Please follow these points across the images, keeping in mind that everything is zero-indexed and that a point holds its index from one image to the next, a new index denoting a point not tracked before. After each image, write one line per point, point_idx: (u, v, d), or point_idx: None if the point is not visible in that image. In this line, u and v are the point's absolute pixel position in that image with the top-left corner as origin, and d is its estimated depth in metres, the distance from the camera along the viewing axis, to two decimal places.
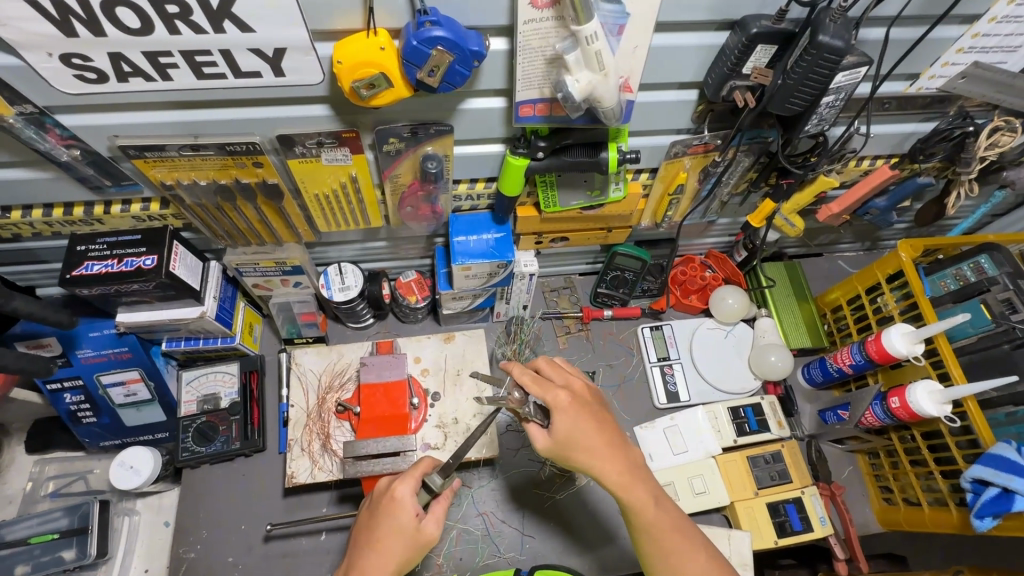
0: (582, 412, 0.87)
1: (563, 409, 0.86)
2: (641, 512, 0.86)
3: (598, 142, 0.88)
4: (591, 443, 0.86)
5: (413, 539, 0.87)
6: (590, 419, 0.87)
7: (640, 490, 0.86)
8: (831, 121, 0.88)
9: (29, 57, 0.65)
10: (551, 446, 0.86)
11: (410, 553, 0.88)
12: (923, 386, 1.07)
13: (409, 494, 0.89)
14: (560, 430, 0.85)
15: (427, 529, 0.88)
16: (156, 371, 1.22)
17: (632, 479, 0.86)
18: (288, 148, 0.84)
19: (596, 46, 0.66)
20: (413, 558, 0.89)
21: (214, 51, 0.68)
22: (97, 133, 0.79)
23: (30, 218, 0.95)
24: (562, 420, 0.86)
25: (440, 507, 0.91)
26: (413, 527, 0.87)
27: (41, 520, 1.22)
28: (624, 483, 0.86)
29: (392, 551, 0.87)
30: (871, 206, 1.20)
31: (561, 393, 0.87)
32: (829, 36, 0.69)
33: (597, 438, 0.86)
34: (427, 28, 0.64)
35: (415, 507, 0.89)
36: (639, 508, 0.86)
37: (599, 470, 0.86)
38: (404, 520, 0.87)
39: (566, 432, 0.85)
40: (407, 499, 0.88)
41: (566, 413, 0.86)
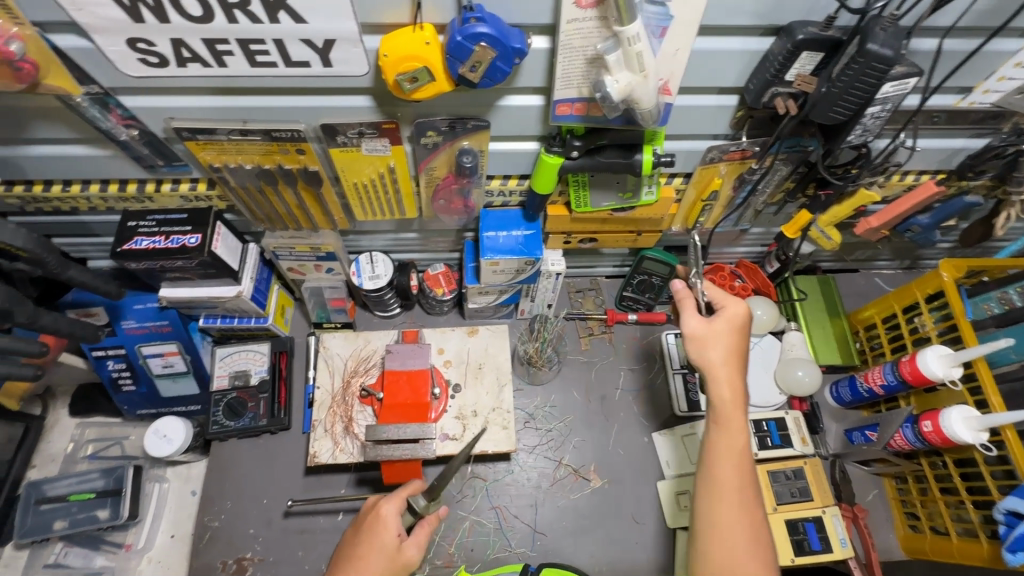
0: (734, 335, 0.91)
1: (730, 316, 0.92)
2: (717, 457, 0.86)
3: (632, 143, 0.88)
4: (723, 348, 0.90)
5: (393, 560, 0.89)
6: (736, 336, 0.91)
7: (728, 435, 0.87)
8: (875, 133, 0.86)
9: (99, 40, 0.70)
10: (688, 333, 0.92)
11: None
12: (958, 411, 1.03)
13: (394, 513, 0.92)
14: (716, 325, 0.91)
15: (407, 551, 0.90)
16: (193, 345, 1.27)
17: (733, 417, 0.88)
18: (330, 137, 0.87)
19: (637, 47, 0.67)
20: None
21: (267, 40, 0.71)
22: (154, 116, 0.84)
23: (87, 192, 1.01)
24: (722, 321, 0.92)
25: (422, 531, 0.93)
26: (394, 547, 0.90)
27: (80, 479, 1.30)
28: (722, 419, 0.88)
29: (371, 570, 0.88)
30: (913, 223, 1.17)
31: (741, 307, 0.92)
32: (878, 44, 0.67)
33: (726, 355, 0.90)
34: (472, 24, 0.66)
35: (398, 528, 0.91)
36: (721, 447, 0.87)
37: (716, 383, 0.89)
38: (386, 539, 0.90)
39: (716, 331, 0.91)
40: (391, 519, 0.91)
41: (733, 320, 0.92)
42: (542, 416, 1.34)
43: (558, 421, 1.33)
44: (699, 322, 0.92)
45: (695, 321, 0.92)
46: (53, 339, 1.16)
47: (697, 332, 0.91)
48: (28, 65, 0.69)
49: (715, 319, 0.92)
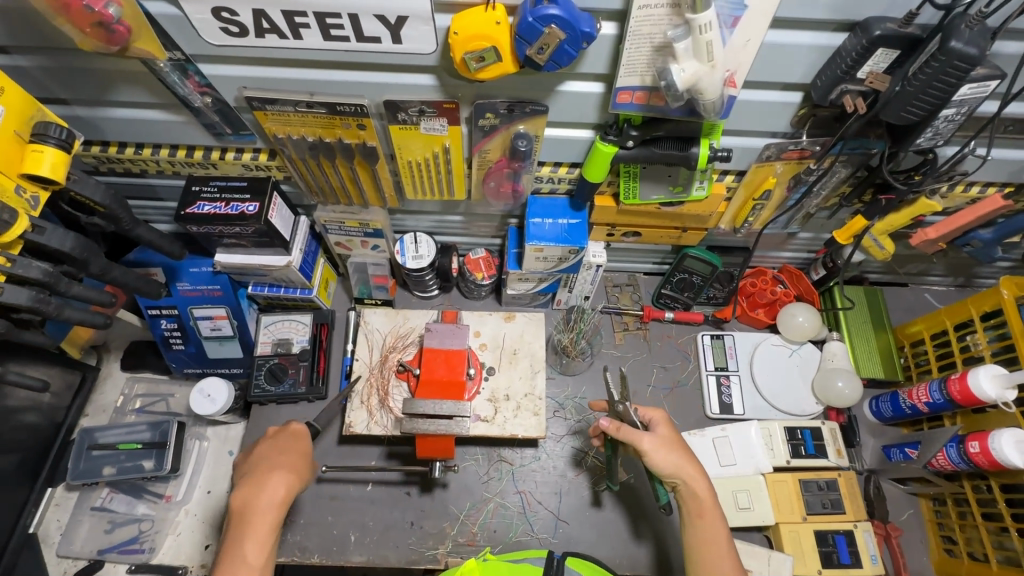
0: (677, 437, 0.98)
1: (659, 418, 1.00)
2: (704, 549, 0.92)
3: (690, 136, 0.88)
4: (675, 459, 0.95)
5: (307, 455, 1.06)
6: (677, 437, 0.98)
7: (711, 524, 0.93)
8: (945, 138, 0.83)
9: (187, 8, 0.73)
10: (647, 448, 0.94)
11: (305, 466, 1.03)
12: (1009, 433, 0.99)
13: (301, 426, 1.09)
14: (661, 431, 0.97)
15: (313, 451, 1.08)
16: (240, 311, 1.32)
17: (709, 507, 0.94)
18: (391, 113, 0.90)
19: (708, 36, 0.67)
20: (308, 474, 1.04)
21: (343, 14, 0.73)
22: (229, 84, 0.87)
23: (157, 156, 1.06)
24: (664, 431, 0.98)
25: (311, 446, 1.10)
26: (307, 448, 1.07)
27: (129, 430, 1.37)
28: (702, 512, 0.94)
29: (300, 464, 1.02)
30: (973, 237, 1.12)
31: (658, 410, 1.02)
32: (962, 43, 0.65)
33: (683, 456, 0.96)
34: (544, 6, 0.67)
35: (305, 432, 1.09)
36: (702, 541, 0.93)
37: (689, 482, 0.95)
38: (301, 440, 1.06)
39: (665, 441, 0.95)
40: (300, 426, 1.08)
41: (666, 424, 0.99)
42: (572, 406, 1.34)
43: (588, 413, 1.34)
44: (651, 439, 0.94)
45: (649, 438, 0.94)
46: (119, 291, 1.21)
47: (654, 449, 0.94)
48: (121, 29, 0.73)
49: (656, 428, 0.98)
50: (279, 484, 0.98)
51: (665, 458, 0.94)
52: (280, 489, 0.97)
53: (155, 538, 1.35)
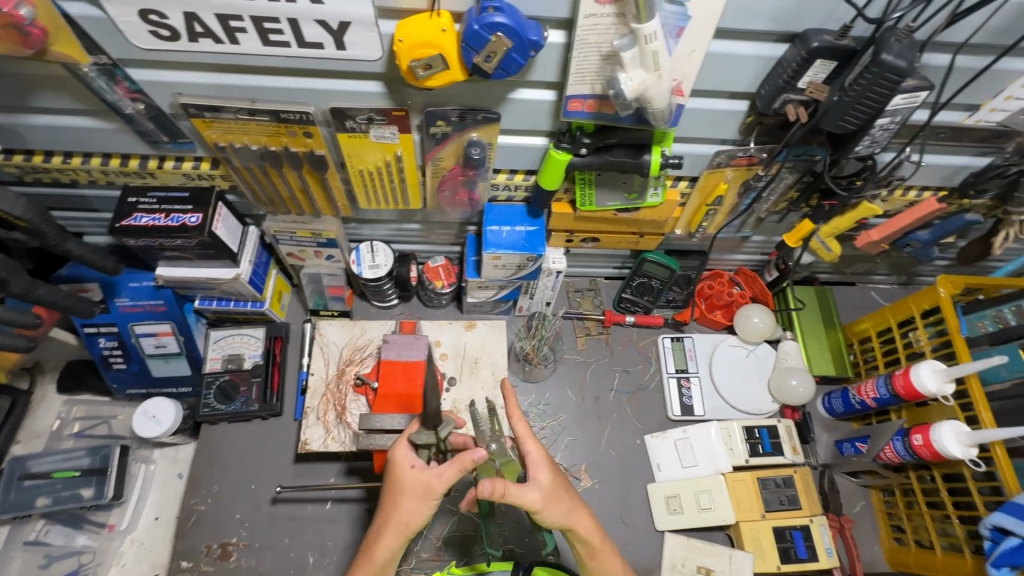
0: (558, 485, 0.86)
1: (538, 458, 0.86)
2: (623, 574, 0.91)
3: (642, 144, 0.88)
4: (563, 511, 0.84)
5: (419, 490, 0.83)
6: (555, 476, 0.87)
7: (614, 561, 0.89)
8: (882, 145, 0.86)
9: (110, 9, 0.69)
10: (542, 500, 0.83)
11: (415, 507, 0.82)
12: (949, 425, 1.04)
13: (405, 452, 0.86)
14: (541, 478, 0.84)
15: (428, 480, 0.82)
16: (187, 326, 1.26)
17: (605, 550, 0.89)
18: (339, 121, 0.87)
19: (654, 46, 0.67)
20: (422, 514, 0.82)
21: (281, 19, 0.70)
22: (161, 90, 0.82)
23: (88, 165, 0.99)
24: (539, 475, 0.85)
25: (454, 465, 0.82)
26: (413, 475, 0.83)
27: (65, 457, 1.28)
28: (596, 552, 0.88)
29: (402, 509, 0.83)
30: (912, 238, 1.18)
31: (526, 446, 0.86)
32: (892, 55, 0.68)
33: (568, 499, 0.86)
34: (490, 13, 0.66)
35: (415, 460, 0.85)
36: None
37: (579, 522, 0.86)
38: (403, 473, 0.84)
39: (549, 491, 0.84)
40: (402, 456, 0.85)
41: (547, 467, 0.86)
42: (535, 414, 1.34)
43: (551, 419, 1.33)
44: (539, 492, 0.83)
45: (535, 493, 0.82)
46: (44, 312, 1.10)
47: (544, 503, 0.83)
48: (37, 31, 0.67)
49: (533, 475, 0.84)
50: (385, 539, 0.83)
51: (554, 515, 0.83)
52: (389, 542, 0.83)
53: (97, 571, 1.27)
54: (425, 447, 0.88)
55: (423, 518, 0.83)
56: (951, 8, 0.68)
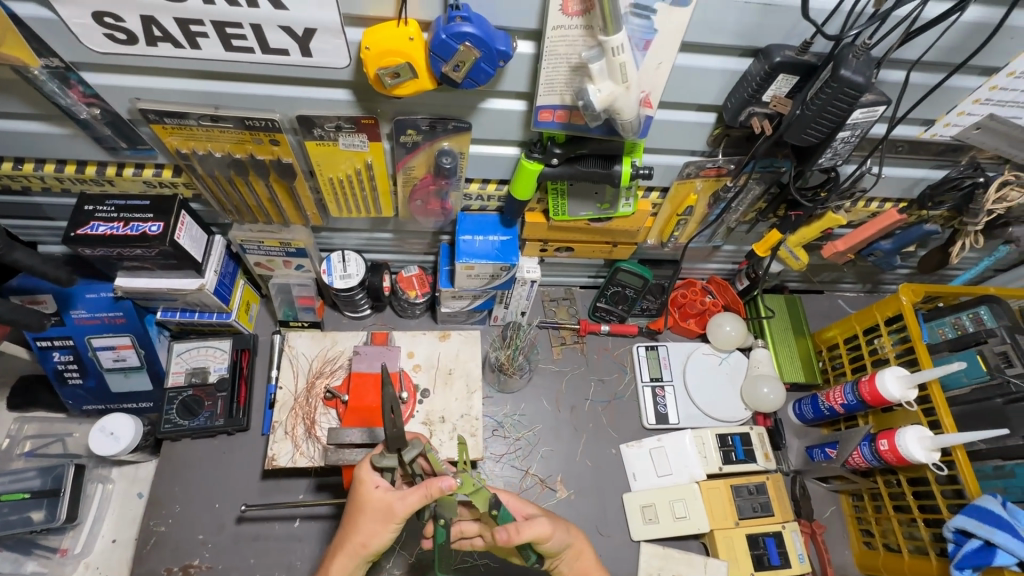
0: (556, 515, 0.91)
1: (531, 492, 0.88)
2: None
3: (612, 154, 0.89)
4: (564, 534, 0.88)
5: (380, 512, 0.83)
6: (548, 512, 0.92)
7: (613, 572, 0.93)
8: (844, 157, 0.88)
9: (63, 11, 0.66)
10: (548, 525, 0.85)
11: (374, 528, 0.84)
12: (913, 431, 1.06)
13: (372, 473, 0.87)
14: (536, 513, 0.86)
15: (391, 502, 0.83)
16: (148, 339, 1.21)
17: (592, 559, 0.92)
18: (306, 129, 0.85)
19: (621, 58, 0.68)
20: (380, 535, 0.84)
21: (245, 24, 0.69)
22: (119, 95, 0.79)
23: (41, 171, 0.95)
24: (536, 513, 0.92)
25: (416, 493, 0.81)
26: (373, 496, 0.84)
27: (14, 478, 1.21)
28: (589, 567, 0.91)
29: (362, 527, 0.84)
30: (875, 247, 1.21)
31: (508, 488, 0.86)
32: (850, 71, 0.70)
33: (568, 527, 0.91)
34: (457, 23, 0.65)
35: (381, 482, 0.86)
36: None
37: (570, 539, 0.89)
38: (366, 493, 0.85)
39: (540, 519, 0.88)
40: (367, 477, 0.86)
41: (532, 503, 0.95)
42: (510, 425, 1.32)
43: (527, 430, 1.32)
44: (544, 523, 0.84)
45: (543, 525, 0.83)
46: None
47: (552, 531, 0.85)
48: None
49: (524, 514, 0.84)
50: (343, 556, 0.85)
51: (559, 540, 0.86)
52: (345, 560, 0.85)
53: None
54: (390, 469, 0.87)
55: (383, 539, 0.84)
56: (905, 26, 0.70)
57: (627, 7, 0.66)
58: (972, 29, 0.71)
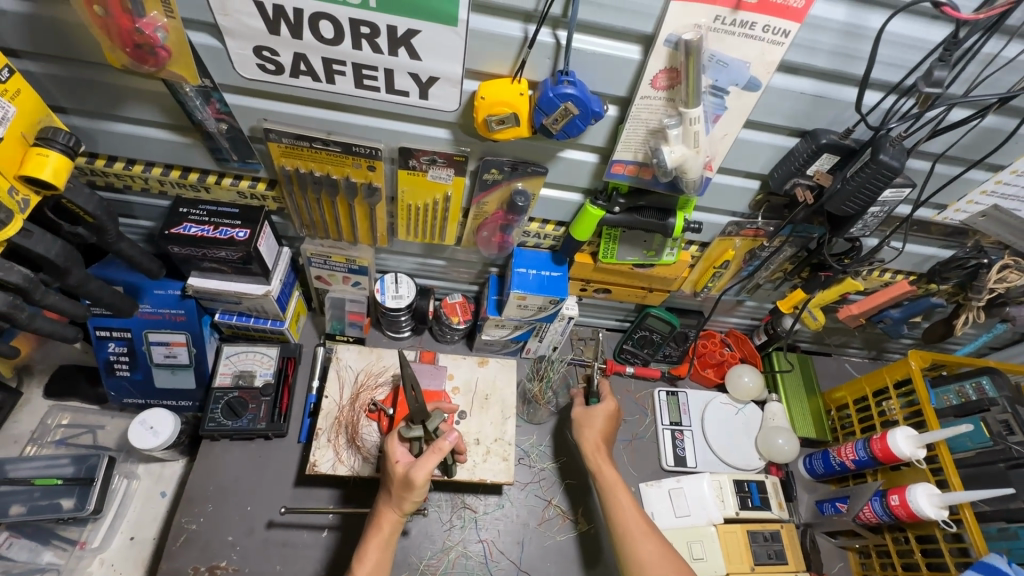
0: (596, 418, 1.26)
1: (605, 412, 1.27)
2: (613, 494, 1.13)
3: (668, 208, 1.01)
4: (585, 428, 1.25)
5: (404, 483, 0.95)
6: (608, 420, 1.26)
7: (608, 471, 1.17)
8: (871, 229, 1.01)
9: (230, 42, 0.77)
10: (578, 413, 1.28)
11: (404, 495, 0.97)
12: (923, 488, 1.13)
13: (398, 448, 1.00)
14: (591, 408, 1.28)
15: (409, 471, 0.95)
16: (201, 338, 1.26)
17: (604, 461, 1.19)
18: (403, 159, 0.96)
19: (696, 127, 0.80)
20: (412, 499, 0.96)
21: (379, 69, 0.81)
22: (249, 114, 0.90)
23: (148, 173, 1.04)
24: (597, 407, 1.28)
25: (429, 457, 0.95)
26: (400, 470, 0.97)
27: (48, 464, 1.23)
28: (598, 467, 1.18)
29: (395, 493, 0.97)
30: (886, 315, 1.32)
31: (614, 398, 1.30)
32: (888, 156, 0.82)
33: (597, 430, 1.24)
34: (564, 86, 0.77)
35: (403, 456, 0.99)
36: (609, 491, 1.14)
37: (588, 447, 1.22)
38: (394, 468, 0.97)
39: (593, 437, 1.23)
40: (394, 449, 1.00)
41: (603, 406, 1.28)
42: (536, 454, 1.37)
43: (551, 462, 1.36)
44: (581, 409, 1.29)
45: (579, 409, 1.29)
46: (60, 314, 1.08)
47: (579, 415, 1.28)
48: (163, 53, 0.76)
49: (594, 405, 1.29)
50: (388, 512, 0.99)
51: (582, 429, 1.25)
52: (391, 514, 0.98)
53: None
54: (417, 441, 1.00)
55: (414, 502, 0.97)
56: (933, 124, 0.83)
57: (706, 87, 0.79)
58: (987, 132, 0.85)
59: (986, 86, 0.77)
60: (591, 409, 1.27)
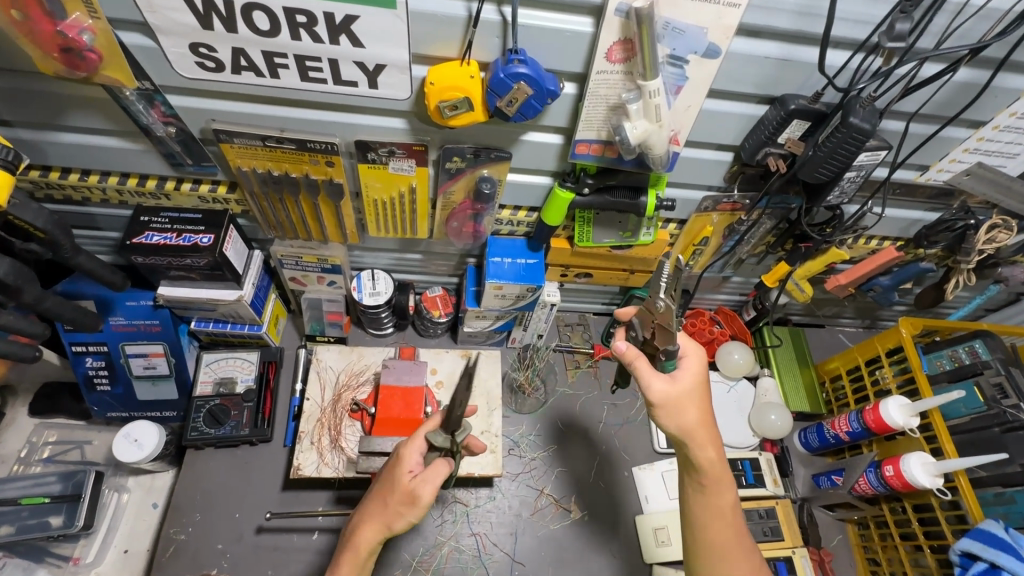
0: (692, 397, 0.85)
1: (697, 383, 0.86)
2: (719, 526, 0.84)
3: (639, 186, 0.97)
4: (676, 414, 0.85)
5: (405, 497, 0.84)
6: (702, 394, 0.87)
7: (726, 491, 0.85)
8: (850, 196, 0.97)
9: (163, 41, 0.74)
10: (661, 393, 0.85)
11: (400, 511, 0.84)
12: (917, 456, 1.11)
13: (414, 454, 0.87)
14: (681, 380, 0.85)
15: (416, 488, 0.83)
16: (180, 348, 1.25)
17: (725, 477, 0.85)
18: (361, 152, 0.93)
19: (656, 100, 0.76)
20: (404, 518, 0.84)
21: (323, 59, 0.77)
22: (195, 115, 0.87)
23: (105, 184, 1.02)
24: (687, 377, 0.86)
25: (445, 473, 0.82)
26: (405, 480, 0.84)
27: (36, 482, 1.22)
28: (711, 482, 0.84)
29: (390, 505, 0.84)
30: (875, 283, 1.28)
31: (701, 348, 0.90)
32: (858, 119, 0.79)
33: (696, 413, 0.85)
34: (515, 65, 0.74)
35: (415, 466, 0.86)
36: (715, 515, 0.84)
37: (699, 445, 0.84)
38: (400, 476, 0.85)
39: (698, 428, 0.84)
40: (409, 454, 0.87)
41: (695, 377, 0.86)
42: (525, 444, 1.35)
43: (542, 450, 1.35)
44: (662, 384, 0.85)
45: (659, 383, 0.85)
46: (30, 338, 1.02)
47: (662, 393, 0.85)
48: (93, 56, 0.74)
49: (678, 373, 0.86)
50: (368, 525, 0.86)
51: (670, 414, 0.85)
52: (371, 533, 0.85)
53: None
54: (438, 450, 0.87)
55: (404, 522, 0.84)
56: (904, 82, 0.80)
57: (664, 57, 0.75)
58: (961, 87, 0.81)
59: (956, 39, 0.73)
60: (677, 385, 0.85)
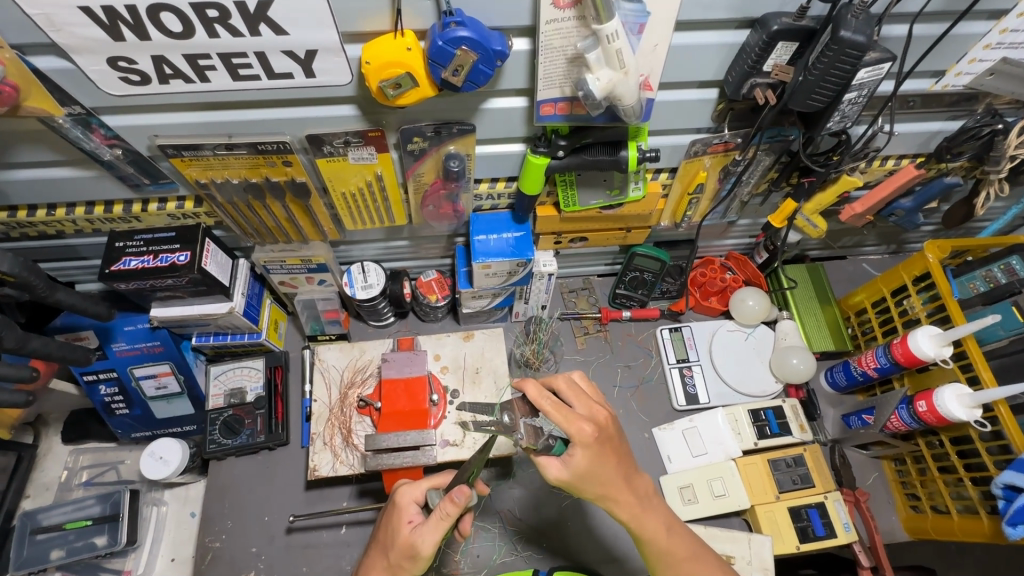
0: (603, 446, 0.82)
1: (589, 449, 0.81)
2: (672, 561, 0.90)
3: (618, 140, 0.89)
4: (596, 477, 0.82)
5: (406, 551, 0.85)
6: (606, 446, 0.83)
7: (653, 522, 0.88)
8: (853, 119, 0.87)
9: (80, 60, 0.70)
10: (566, 476, 0.81)
11: (403, 563, 0.86)
12: (950, 389, 1.04)
13: (410, 505, 0.89)
14: (576, 460, 0.81)
15: (414, 541, 0.84)
16: (186, 364, 1.26)
17: (649, 514, 0.88)
18: (316, 147, 0.88)
19: (616, 45, 0.68)
20: (408, 570, 0.86)
21: (249, 53, 0.71)
22: (138, 133, 0.84)
23: (72, 215, 0.99)
24: (580, 453, 0.81)
25: (436, 525, 0.83)
26: (405, 533, 0.86)
27: (76, 507, 1.27)
28: (644, 527, 0.88)
29: (394, 557, 0.87)
30: (896, 207, 1.17)
31: (586, 427, 0.80)
32: (850, 32, 0.70)
33: (610, 475, 0.83)
34: (453, 29, 0.66)
35: (415, 517, 0.88)
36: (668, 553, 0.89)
37: (617, 498, 0.85)
38: (400, 527, 0.87)
39: (608, 485, 0.83)
40: (405, 506, 0.88)
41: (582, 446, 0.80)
42: None
43: None
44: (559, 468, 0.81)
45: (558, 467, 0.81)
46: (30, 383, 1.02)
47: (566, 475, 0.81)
48: (8, 88, 0.69)
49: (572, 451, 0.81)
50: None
51: (590, 478, 0.82)
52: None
53: None
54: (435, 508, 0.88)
55: (410, 571, 0.87)
56: None
57: None
58: None
59: None
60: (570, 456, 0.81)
